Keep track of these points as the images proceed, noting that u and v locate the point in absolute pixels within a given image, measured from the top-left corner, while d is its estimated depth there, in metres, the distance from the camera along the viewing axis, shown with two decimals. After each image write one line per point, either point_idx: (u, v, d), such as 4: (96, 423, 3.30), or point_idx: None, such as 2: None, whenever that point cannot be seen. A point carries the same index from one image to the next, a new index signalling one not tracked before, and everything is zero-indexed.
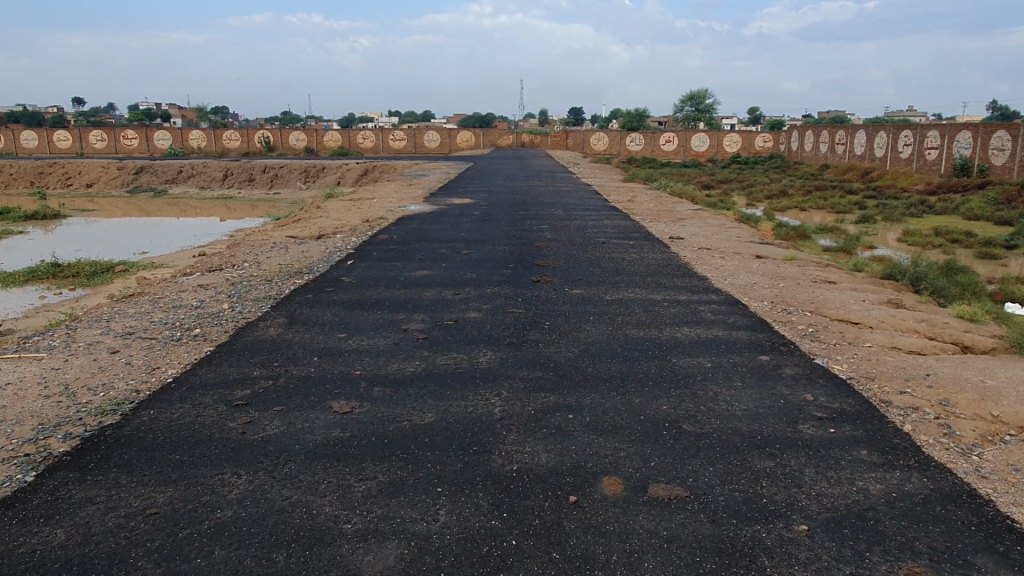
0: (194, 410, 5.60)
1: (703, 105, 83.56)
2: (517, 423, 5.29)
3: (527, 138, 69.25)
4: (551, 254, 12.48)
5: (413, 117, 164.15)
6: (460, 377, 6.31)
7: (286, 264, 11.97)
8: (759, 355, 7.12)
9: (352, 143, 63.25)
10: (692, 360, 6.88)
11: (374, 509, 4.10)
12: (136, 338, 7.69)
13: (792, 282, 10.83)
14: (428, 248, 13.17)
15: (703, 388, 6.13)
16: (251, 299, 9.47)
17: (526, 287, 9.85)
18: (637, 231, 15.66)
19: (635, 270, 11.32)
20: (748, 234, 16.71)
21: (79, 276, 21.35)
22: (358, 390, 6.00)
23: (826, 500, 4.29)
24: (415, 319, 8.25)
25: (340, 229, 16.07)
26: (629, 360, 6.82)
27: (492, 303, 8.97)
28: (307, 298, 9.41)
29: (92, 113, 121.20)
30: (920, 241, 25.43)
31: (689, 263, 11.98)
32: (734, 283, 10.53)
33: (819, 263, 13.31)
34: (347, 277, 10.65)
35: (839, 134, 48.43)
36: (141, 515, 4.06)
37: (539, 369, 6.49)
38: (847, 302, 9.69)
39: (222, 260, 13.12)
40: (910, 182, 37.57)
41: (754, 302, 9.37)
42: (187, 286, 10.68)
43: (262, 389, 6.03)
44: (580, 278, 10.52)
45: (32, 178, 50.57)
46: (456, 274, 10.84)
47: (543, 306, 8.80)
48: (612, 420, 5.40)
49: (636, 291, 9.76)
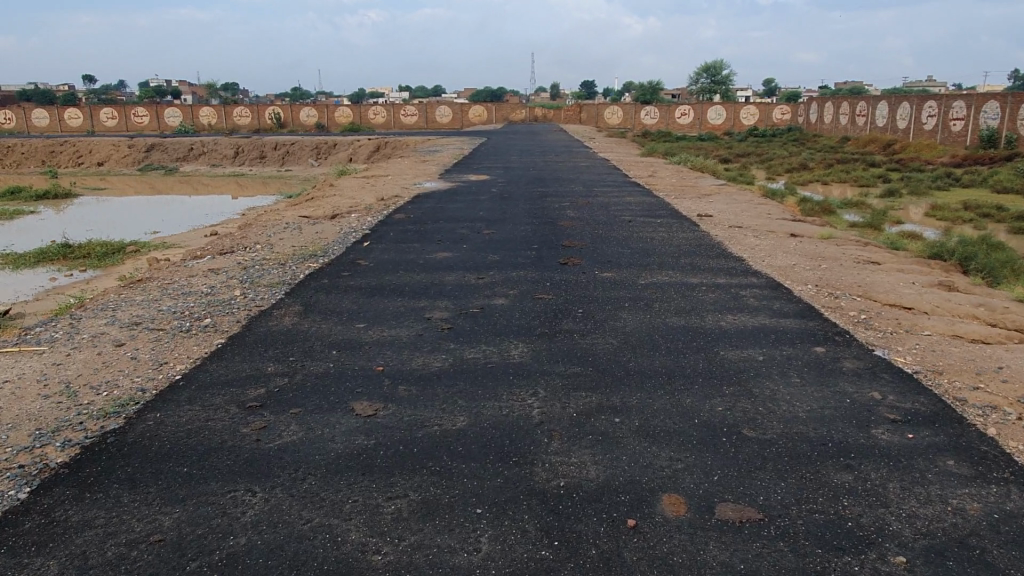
0: (204, 414, 5.13)
1: (719, 77, 81.69)
2: (559, 428, 4.80)
3: (540, 113, 68.23)
4: (576, 233, 11.89)
5: (424, 92, 162.45)
6: (492, 374, 5.79)
7: (300, 246, 11.45)
8: (814, 346, 6.55)
9: (363, 118, 62.42)
10: (742, 353, 6.32)
11: (407, 536, 3.61)
12: (141, 329, 7.20)
13: (834, 263, 10.20)
14: (447, 229, 12.61)
15: (758, 385, 5.58)
16: (263, 285, 8.96)
17: (553, 270, 9.27)
18: (662, 209, 15.01)
19: (666, 250, 10.73)
20: (777, 211, 16.02)
21: (90, 258, 21.00)
22: (381, 390, 5.50)
23: (919, 524, 3.76)
24: (438, 307, 7.73)
25: (353, 208, 15.52)
26: (673, 353, 6.26)
27: (518, 288, 8.42)
28: (323, 284, 8.90)
29: (101, 92, 120.78)
30: (949, 215, 24.58)
31: (722, 243, 11.36)
32: (773, 264, 9.92)
33: (856, 241, 12.64)
34: (363, 261, 10.13)
35: (860, 104, 47.05)
36: (144, 544, 3.59)
37: (576, 364, 5.96)
38: (897, 286, 9.05)
39: (233, 242, 12.65)
40: (934, 154, 36.48)
41: (798, 286, 8.77)
42: (197, 270, 10.22)
43: (277, 389, 5.54)
44: (609, 260, 9.92)
45: (44, 157, 50.42)
46: (478, 256, 10.28)
47: (573, 292, 8.26)
48: (664, 424, 4.87)
49: (671, 274, 9.19)
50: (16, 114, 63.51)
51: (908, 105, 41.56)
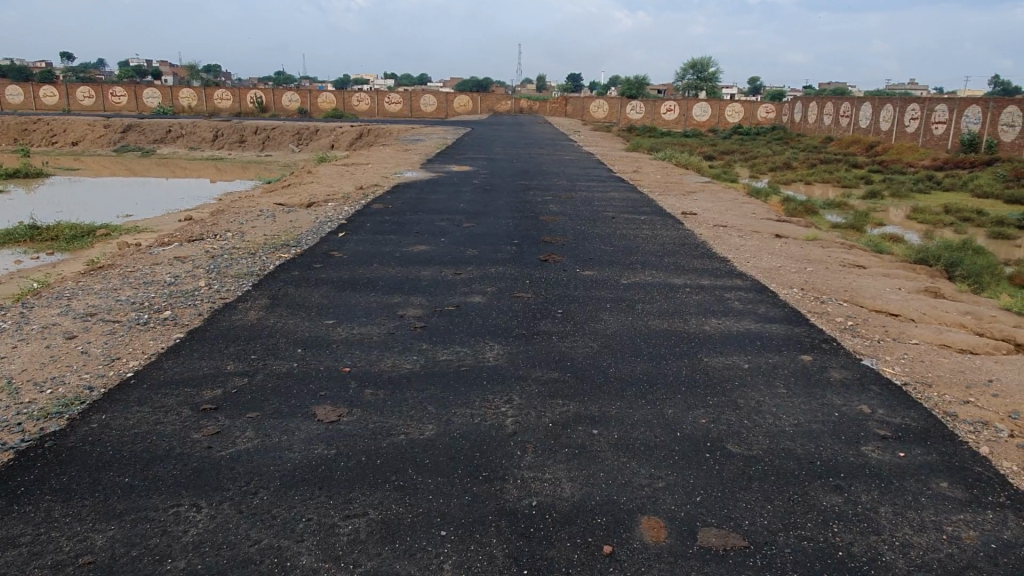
0: (153, 416, 4.77)
1: (705, 74, 81.56)
2: (533, 440, 4.52)
3: (526, 104, 67.77)
4: (558, 229, 11.60)
5: (409, 80, 161.05)
6: (464, 378, 5.49)
7: (272, 235, 11.05)
8: (800, 354, 6.32)
9: (347, 105, 61.62)
10: (726, 360, 6.06)
11: (363, 561, 3.31)
12: (95, 321, 6.81)
13: (819, 266, 10.00)
14: (426, 220, 12.27)
15: (743, 395, 5.33)
16: (230, 276, 8.57)
17: (533, 267, 8.97)
18: (646, 205, 14.76)
19: (650, 248, 10.48)
20: (762, 211, 15.83)
21: (58, 240, 20.37)
22: (346, 393, 5.18)
23: (913, 554, 3.52)
24: (412, 304, 7.40)
25: (330, 197, 15.11)
26: (655, 358, 5.99)
27: (496, 285, 8.11)
28: (292, 275, 8.53)
29: (79, 71, 118.56)
30: (930, 218, 24.61)
31: (707, 242, 11.13)
32: (758, 266, 9.70)
33: (841, 243, 12.48)
34: (337, 252, 9.77)
35: (844, 105, 47.14)
36: (72, 566, 3.25)
37: (554, 369, 5.66)
38: (884, 291, 8.87)
39: (203, 229, 12.20)
40: (916, 157, 36.64)
41: (784, 289, 8.55)
42: (162, 257, 9.78)
43: (235, 390, 5.20)
44: (591, 257, 9.64)
45: (16, 135, 49.23)
46: (456, 250, 9.95)
47: (552, 290, 7.97)
48: (644, 437, 4.60)
49: (653, 273, 8.92)
50: None
51: (891, 108, 41.67)
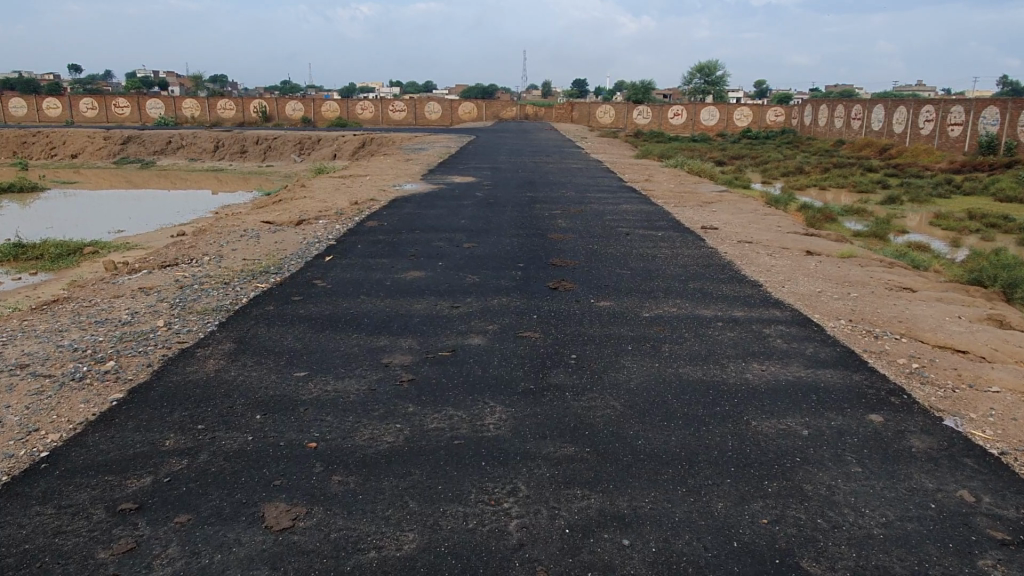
0: (55, 522, 3.69)
1: (713, 78, 80.30)
2: (546, 558, 3.43)
3: (531, 111, 66.80)
4: (568, 249, 10.53)
5: (416, 88, 160.39)
6: (457, 458, 4.38)
7: (252, 261, 10.02)
8: (868, 413, 5.20)
9: (350, 113, 60.74)
10: (779, 424, 4.93)
11: None
12: (23, 375, 5.74)
13: (865, 291, 8.88)
14: (423, 240, 11.25)
15: (810, 479, 4.21)
16: (195, 312, 7.52)
17: (541, 298, 7.90)
18: (663, 219, 13.66)
19: (670, 271, 9.41)
20: (786, 223, 14.69)
21: (43, 259, 19.42)
22: (309, 481, 4.10)
23: None
24: (400, 349, 6.32)
25: (323, 213, 14.09)
26: (694, 424, 4.87)
27: (499, 322, 7.04)
28: (267, 311, 7.47)
29: (87, 83, 118.78)
30: (954, 224, 23.41)
31: (734, 263, 10.02)
32: (796, 291, 8.60)
33: (880, 260, 11.32)
34: (321, 281, 8.73)
35: (855, 108, 45.91)
36: None
37: (571, 444, 4.55)
38: (945, 322, 7.72)
39: (179, 252, 11.19)
40: (932, 160, 35.38)
41: (830, 322, 7.43)
42: (126, 288, 8.75)
43: (169, 479, 4.11)
44: (606, 284, 8.55)
45: (15, 148, 48.59)
46: (455, 276, 8.88)
47: (564, 328, 6.90)
48: (692, 552, 3.49)
49: (678, 304, 7.83)
50: None
51: (904, 110, 40.43)
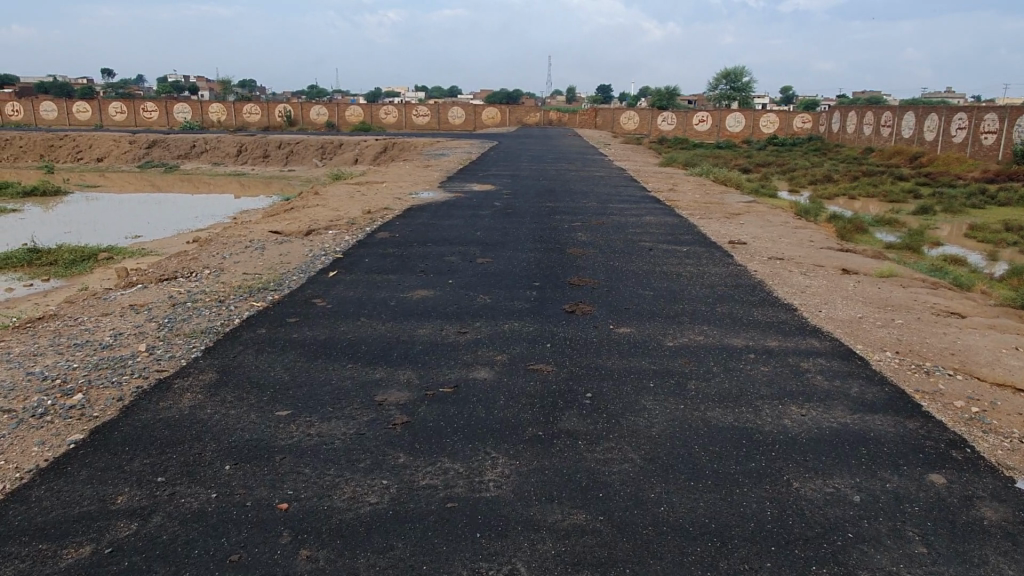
0: None
1: (738, 83, 78.87)
2: None
3: (555, 116, 66.10)
4: (587, 266, 9.88)
5: (440, 93, 160.45)
6: (448, 527, 3.76)
7: (252, 276, 9.48)
8: (929, 473, 4.48)
9: (373, 118, 60.52)
10: (826, 487, 4.24)
11: None
12: None
13: (910, 316, 8.10)
14: (434, 254, 10.68)
15: (864, 564, 3.53)
16: (182, 335, 6.98)
17: (556, 323, 7.27)
18: (688, 233, 12.93)
19: (698, 291, 8.73)
20: (819, 236, 13.87)
21: (56, 265, 19.17)
22: (272, 556, 3.51)
23: None
24: (397, 384, 5.71)
25: (333, 223, 13.59)
26: (724, 486, 4.20)
27: (508, 352, 6.40)
28: (258, 335, 6.93)
29: (119, 87, 120.46)
30: (991, 236, 22.30)
31: (765, 283, 9.29)
32: (835, 317, 7.86)
33: (922, 279, 10.49)
34: (321, 299, 8.17)
35: (885, 114, 44.67)
36: None
37: (582, 512, 3.90)
38: (1003, 354, 6.91)
39: (181, 264, 10.74)
40: (965, 168, 34.11)
41: (875, 355, 6.68)
42: (115, 305, 8.27)
43: (113, 550, 3.55)
44: (627, 307, 7.89)
45: (42, 151, 49.00)
46: (463, 297, 8.26)
47: (579, 359, 6.25)
48: None
49: (705, 331, 7.15)
50: (23, 106, 62.18)
51: (936, 117, 39.14)
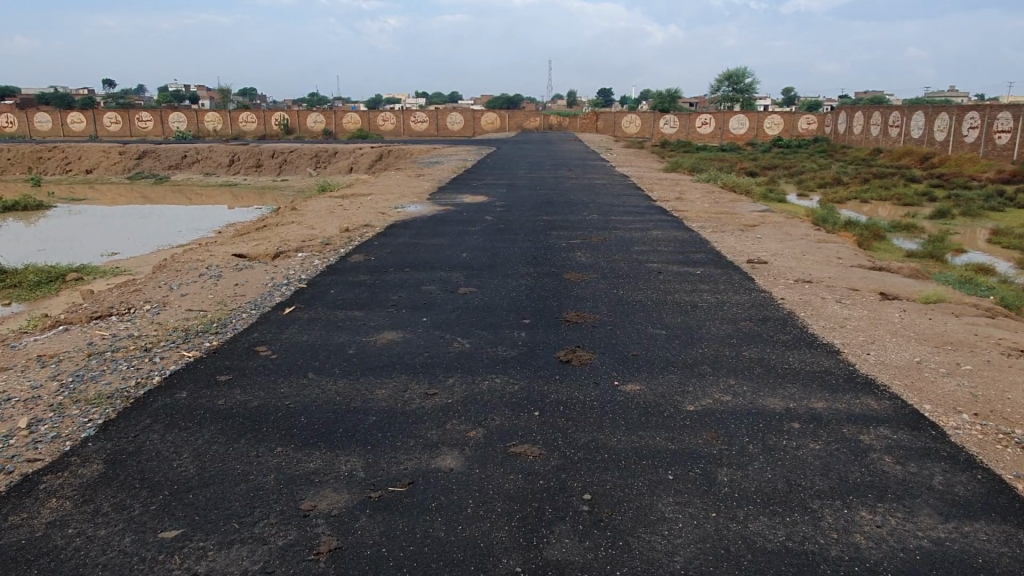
0: None
1: (741, 86, 77.27)
2: None
3: (555, 121, 64.64)
4: (586, 297, 8.50)
5: (439, 100, 159.12)
6: None
7: (195, 314, 8.09)
8: None
9: (370, 125, 59.21)
10: None
11: None
12: None
13: (978, 360, 6.68)
14: (411, 282, 9.29)
15: None
16: (82, 402, 5.60)
17: (545, 379, 5.86)
18: (701, 251, 11.54)
19: (720, 329, 7.34)
20: (847, 251, 12.45)
21: (20, 287, 17.77)
22: None
23: None
24: (331, 482, 4.29)
25: (305, 243, 12.23)
26: None
27: (483, 427, 5.00)
28: (176, 401, 5.55)
29: (117, 96, 119.55)
30: (1017, 243, 20.76)
31: (797, 316, 7.91)
32: (890, 364, 6.43)
33: (974, 305, 9.09)
34: (267, 348, 6.78)
35: (893, 115, 43.21)
36: None
37: None
38: None
39: (121, 297, 9.35)
40: (980, 169, 32.59)
41: (951, 421, 5.26)
42: (19, 356, 6.87)
43: None
44: (634, 354, 6.49)
45: (30, 163, 47.70)
46: (436, 342, 6.86)
47: (574, 436, 4.85)
48: None
49: (734, 389, 5.74)
50: (17, 117, 60.97)
51: (947, 116, 37.59)
